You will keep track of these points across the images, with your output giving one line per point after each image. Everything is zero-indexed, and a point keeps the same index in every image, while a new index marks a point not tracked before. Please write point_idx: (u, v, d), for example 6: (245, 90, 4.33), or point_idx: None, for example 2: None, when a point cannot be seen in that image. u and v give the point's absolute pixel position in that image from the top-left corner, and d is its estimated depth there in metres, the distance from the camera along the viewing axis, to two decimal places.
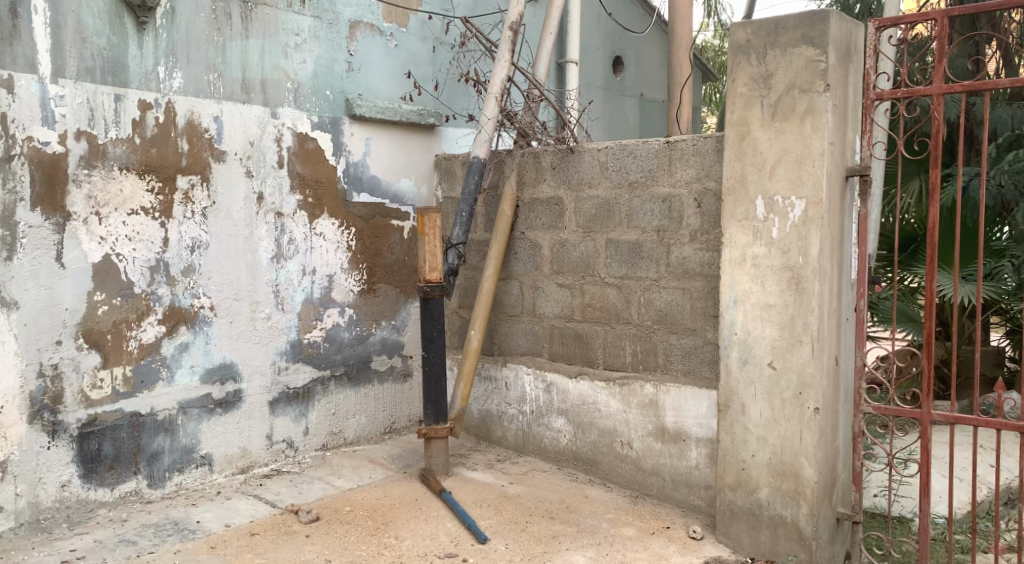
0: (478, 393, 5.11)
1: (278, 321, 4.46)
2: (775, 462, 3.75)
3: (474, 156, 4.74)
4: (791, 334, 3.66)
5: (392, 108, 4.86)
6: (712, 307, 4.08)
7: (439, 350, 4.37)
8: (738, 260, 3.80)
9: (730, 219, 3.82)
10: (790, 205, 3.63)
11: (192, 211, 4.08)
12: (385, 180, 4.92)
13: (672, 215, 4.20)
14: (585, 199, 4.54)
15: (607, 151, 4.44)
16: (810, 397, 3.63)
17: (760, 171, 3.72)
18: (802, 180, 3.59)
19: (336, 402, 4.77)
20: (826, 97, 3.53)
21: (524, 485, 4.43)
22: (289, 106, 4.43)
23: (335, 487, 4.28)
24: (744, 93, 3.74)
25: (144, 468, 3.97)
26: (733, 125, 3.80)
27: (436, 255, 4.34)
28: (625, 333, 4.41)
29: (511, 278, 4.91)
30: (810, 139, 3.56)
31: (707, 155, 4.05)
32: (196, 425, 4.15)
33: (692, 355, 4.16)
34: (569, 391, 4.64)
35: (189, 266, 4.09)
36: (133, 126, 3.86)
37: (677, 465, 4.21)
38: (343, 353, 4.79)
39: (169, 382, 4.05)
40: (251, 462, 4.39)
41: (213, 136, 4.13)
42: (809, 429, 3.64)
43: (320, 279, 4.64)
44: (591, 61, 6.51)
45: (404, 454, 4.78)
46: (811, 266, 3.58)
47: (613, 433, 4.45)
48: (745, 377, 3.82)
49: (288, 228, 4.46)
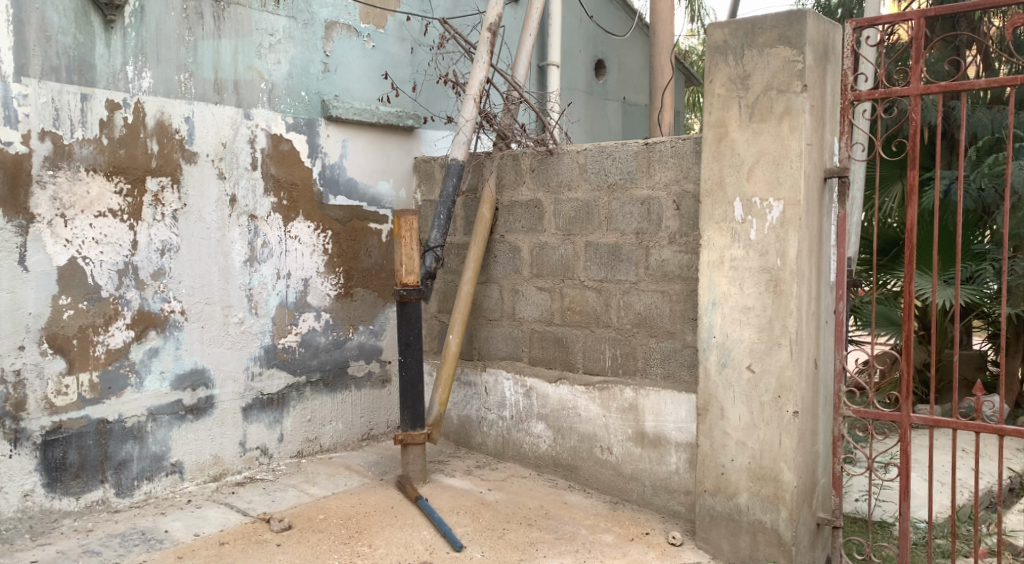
0: (457, 398, 5.04)
1: (252, 326, 4.38)
2: (754, 467, 3.70)
3: (451, 158, 4.66)
4: (770, 337, 3.61)
5: (369, 110, 4.80)
6: (691, 310, 4.03)
7: (416, 355, 4.30)
8: (716, 262, 3.75)
9: (707, 220, 3.77)
10: (768, 206, 3.58)
11: (162, 213, 4.00)
12: (362, 183, 4.86)
13: (651, 217, 4.15)
14: (564, 201, 4.49)
15: (586, 153, 4.38)
16: (789, 401, 3.58)
17: (738, 172, 3.67)
18: (780, 181, 3.54)
19: (311, 408, 4.69)
20: (804, 97, 3.48)
21: (502, 491, 4.36)
22: (262, 107, 4.36)
23: (309, 494, 4.20)
24: (722, 94, 3.69)
25: (111, 476, 3.88)
26: (710, 127, 3.75)
27: (412, 258, 4.27)
28: (605, 337, 4.35)
29: (490, 282, 4.85)
30: (787, 140, 3.52)
31: (685, 157, 4.01)
32: (165, 432, 4.07)
33: (671, 359, 4.10)
34: (549, 396, 4.58)
35: (159, 270, 4.01)
36: (100, 126, 3.78)
37: (656, 470, 4.15)
38: (319, 359, 4.72)
39: (138, 388, 3.97)
40: (224, 470, 4.31)
41: (184, 137, 4.06)
42: (788, 432, 3.59)
43: (295, 283, 4.57)
44: (573, 64, 6.47)
45: (381, 461, 4.71)
46: (789, 268, 3.53)
47: (593, 438, 4.39)
48: (724, 381, 3.77)
49: (261, 231, 4.39)
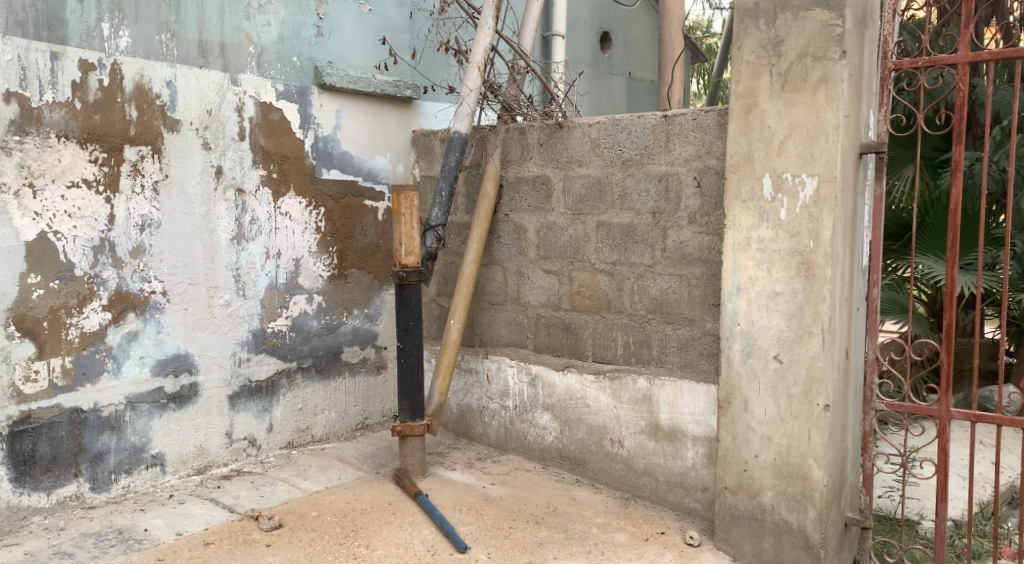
0: (457, 387, 4.77)
1: (238, 309, 4.08)
2: (781, 464, 3.42)
3: (453, 131, 4.35)
4: (800, 324, 3.34)
5: (365, 78, 4.49)
6: (712, 296, 3.76)
7: (416, 341, 4.03)
8: (742, 244, 3.46)
9: (733, 199, 3.48)
10: (800, 183, 3.30)
11: (142, 185, 3.70)
12: (357, 157, 4.56)
13: (669, 195, 3.87)
14: (574, 178, 4.20)
15: (599, 127, 4.09)
16: (820, 394, 3.31)
17: (768, 146, 3.38)
18: (814, 156, 3.27)
19: (302, 396, 4.40)
20: (842, 65, 3.20)
21: (507, 486, 4.09)
22: (250, 72, 4.05)
23: (301, 489, 3.91)
24: (751, 61, 3.40)
25: (86, 470, 3.59)
26: (739, 97, 3.45)
27: (413, 237, 3.98)
28: (617, 323, 4.08)
29: (493, 264, 4.56)
30: (822, 111, 3.24)
31: (708, 131, 3.72)
32: (146, 422, 3.78)
33: (689, 348, 3.84)
34: (555, 386, 4.32)
35: (138, 247, 3.71)
36: (73, 89, 3.47)
37: (671, 465, 3.89)
38: (312, 344, 4.43)
39: (115, 375, 3.67)
40: (209, 462, 4.02)
41: (165, 102, 3.75)
42: (818, 428, 3.33)
43: (285, 263, 4.27)
44: (577, 35, 6.16)
45: (376, 452, 4.43)
46: (823, 251, 3.26)
47: (603, 430, 4.13)
48: (748, 371, 3.49)
49: (249, 207, 4.09)
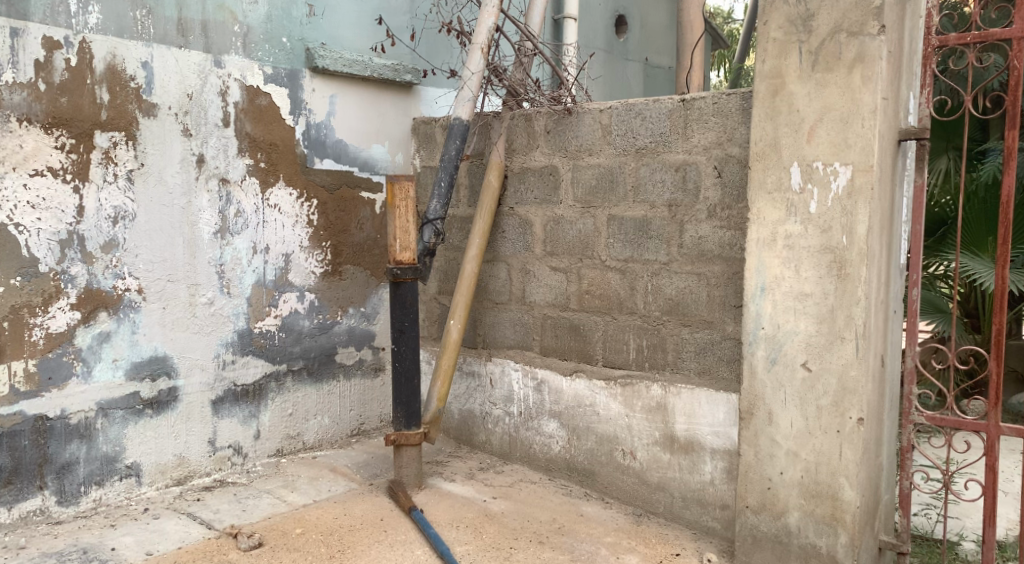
0: (459, 391, 4.48)
1: (222, 308, 3.81)
2: (808, 483, 3.09)
3: (455, 118, 4.05)
4: (831, 329, 3.02)
5: (361, 61, 4.20)
6: (733, 297, 3.44)
7: (411, 343, 3.73)
8: (768, 239, 3.13)
9: (758, 190, 3.15)
10: (832, 173, 2.98)
11: (114, 173, 3.43)
12: (352, 145, 4.26)
13: (687, 186, 3.55)
14: (584, 168, 3.89)
15: (611, 113, 3.77)
16: (853, 406, 2.98)
17: (796, 131, 3.05)
18: (848, 142, 2.94)
19: (293, 401, 4.12)
20: (881, 41, 2.87)
21: (509, 500, 3.80)
22: (235, 54, 3.76)
23: (286, 503, 3.63)
24: (778, 38, 3.07)
25: (52, 482, 3.33)
26: (764, 78, 3.12)
27: (408, 232, 3.68)
28: (629, 325, 3.77)
29: (498, 261, 4.26)
30: (857, 92, 2.91)
31: (730, 116, 3.40)
32: (119, 429, 3.51)
33: (707, 353, 3.52)
34: (563, 391, 4.01)
35: (111, 240, 3.44)
36: (36, 69, 3.20)
37: (688, 480, 3.58)
38: (303, 345, 4.14)
39: (85, 379, 3.40)
40: (189, 472, 3.75)
41: (140, 85, 3.48)
42: (851, 444, 3.00)
43: (274, 259, 3.99)
44: (591, 18, 5.85)
45: (371, 461, 4.14)
46: (857, 248, 2.94)
47: (613, 440, 3.82)
48: (773, 380, 3.16)
49: (234, 199, 3.81)
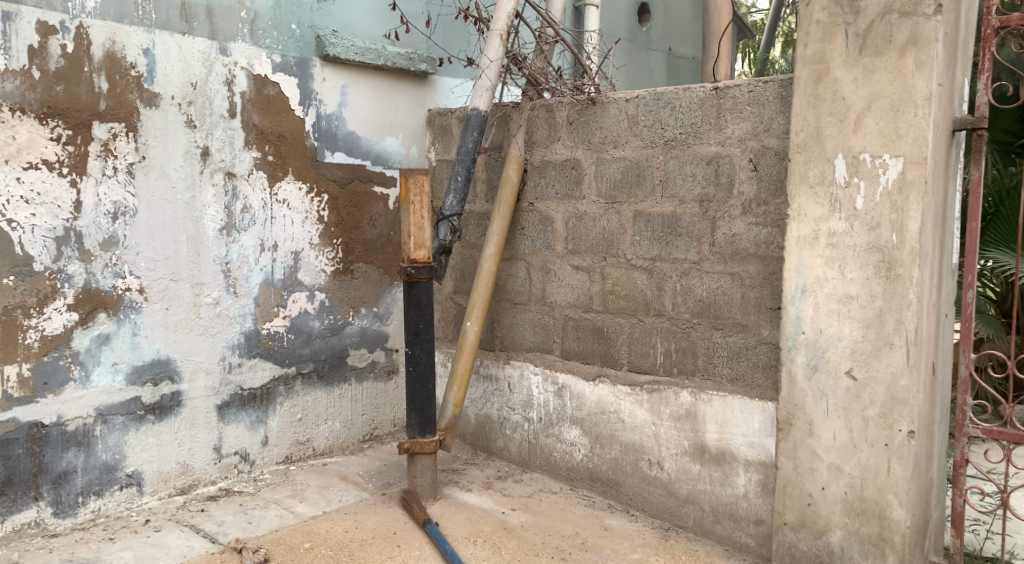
0: (476, 395, 4.28)
1: (228, 308, 3.62)
2: (853, 500, 2.88)
3: (472, 109, 3.84)
4: (878, 335, 2.80)
5: (374, 50, 4.00)
6: (769, 299, 3.22)
7: (426, 347, 3.53)
8: (810, 237, 2.92)
9: (798, 184, 2.94)
10: (881, 166, 2.76)
11: (114, 167, 3.25)
12: (364, 138, 4.07)
13: (719, 180, 3.33)
14: (608, 161, 3.68)
15: (638, 102, 3.56)
16: (902, 418, 2.76)
17: (841, 121, 2.83)
18: (899, 132, 2.72)
19: (303, 405, 3.94)
20: (936, 22, 2.64)
21: (528, 512, 3.60)
22: (242, 41, 3.58)
23: (294, 514, 3.44)
24: (822, 20, 2.85)
25: (47, 493, 3.16)
26: (806, 64, 2.90)
27: (423, 229, 3.48)
28: (657, 328, 3.56)
29: (517, 259, 4.06)
30: (910, 78, 2.69)
31: (767, 105, 3.18)
32: (119, 437, 3.33)
33: (741, 359, 3.30)
34: (585, 397, 3.81)
35: (111, 237, 3.26)
36: (31, 55, 3.02)
37: (720, 493, 3.37)
38: (313, 347, 3.95)
39: (83, 384, 3.22)
40: (193, 481, 3.57)
41: (142, 73, 3.30)
42: (900, 458, 2.78)
43: (283, 257, 3.80)
44: (614, 5, 5.64)
45: (384, 469, 3.95)
46: (908, 247, 2.72)
47: (639, 449, 3.61)
48: (814, 389, 2.95)
49: (241, 193, 3.62)
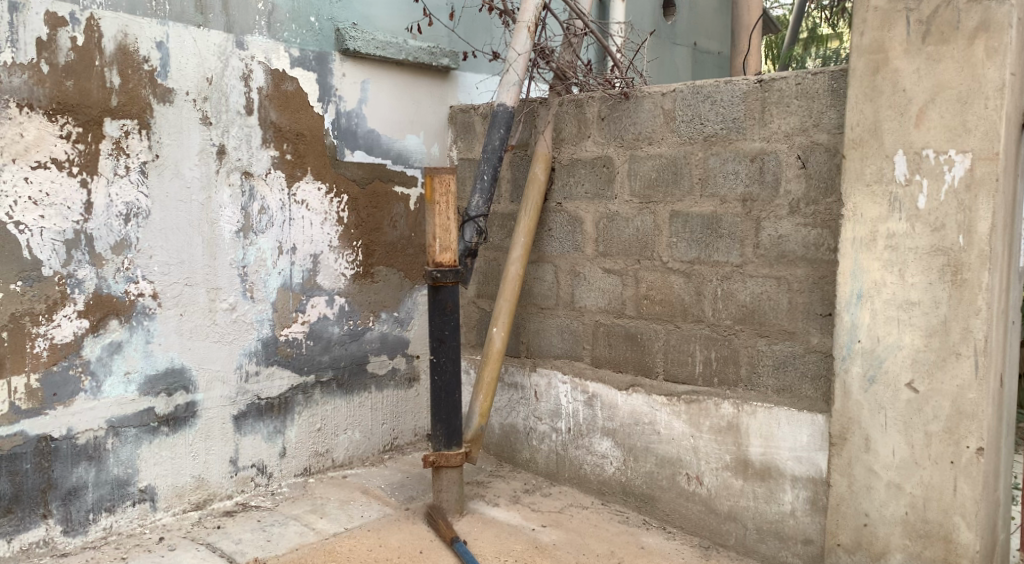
0: (501, 404, 4.11)
1: (245, 314, 3.46)
2: (914, 521, 2.70)
3: (499, 104, 3.66)
4: (943, 344, 2.62)
5: (396, 43, 3.83)
6: (818, 304, 3.04)
7: (452, 355, 3.36)
8: (866, 239, 2.74)
9: (854, 182, 2.75)
10: (946, 162, 2.58)
11: (126, 166, 3.08)
12: (385, 136, 3.90)
13: (764, 178, 3.15)
14: (643, 159, 3.50)
15: (676, 96, 3.38)
16: (970, 433, 2.58)
17: (902, 115, 2.64)
18: (967, 126, 2.53)
19: (322, 415, 3.77)
20: (1010, 6, 2.46)
21: (560, 529, 3.42)
22: (259, 34, 3.41)
23: (315, 531, 3.27)
24: (881, 6, 2.67)
25: (56, 510, 2.99)
26: (863, 54, 2.72)
27: (449, 231, 3.30)
28: (695, 335, 3.37)
29: (544, 262, 3.88)
30: (980, 68, 2.50)
31: (816, 98, 3.00)
32: (131, 450, 3.17)
33: (787, 369, 3.12)
34: (618, 407, 3.62)
35: (123, 240, 3.10)
36: (38, 48, 2.86)
37: (764, 510, 3.18)
38: (332, 354, 3.78)
39: (94, 395, 3.06)
40: (209, 496, 3.40)
41: (155, 68, 3.14)
42: (967, 477, 2.60)
43: (301, 259, 3.63)
44: None
45: (407, 482, 3.77)
46: (976, 250, 2.54)
47: (676, 463, 3.43)
48: (871, 402, 2.77)
49: (259, 194, 3.46)
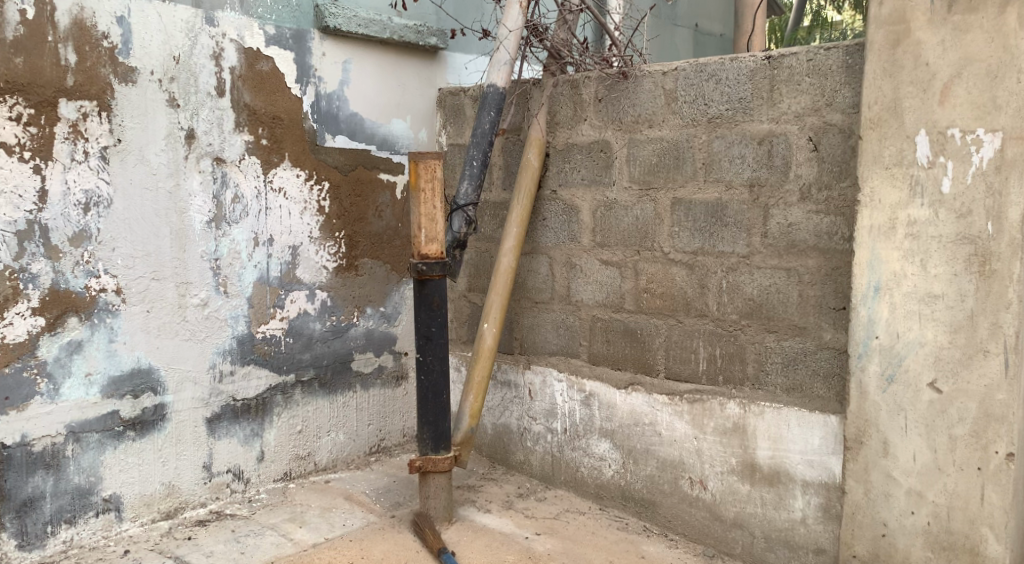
0: (493, 403, 3.89)
1: (218, 310, 3.24)
2: (937, 532, 2.50)
3: (489, 85, 3.44)
4: (969, 340, 2.40)
5: (379, 21, 3.60)
6: (831, 297, 2.82)
7: (439, 353, 3.14)
8: (885, 227, 2.52)
9: (871, 164, 2.53)
10: (974, 142, 2.36)
11: (84, 151, 2.86)
12: (369, 120, 3.67)
13: (772, 162, 2.93)
14: (642, 143, 3.28)
15: (677, 75, 3.15)
16: (999, 437, 2.37)
17: (925, 91, 2.42)
18: (997, 102, 2.32)
19: (302, 416, 3.55)
20: None
21: (555, 537, 3.21)
22: (230, 9, 3.18)
23: (293, 542, 3.06)
24: None
25: (11, 523, 2.78)
26: (881, 24, 2.50)
27: (435, 220, 3.08)
28: (698, 330, 3.15)
29: (538, 253, 3.66)
30: (1012, 39, 2.28)
31: (829, 75, 2.78)
32: (94, 457, 2.95)
33: (798, 366, 2.91)
34: (617, 407, 3.41)
35: (82, 231, 2.87)
36: None
37: (773, 517, 2.97)
38: (313, 352, 3.56)
39: (51, 398, 2.84)
40: (180, 504, 3.19)
41: (116, 45, 2.91)
42: (995, 484, 2.39)
43: (279, 251, 3.41)
44: None
45: (393, 487, 3.56)
46: (1007, 238, 2.33)
47: (678, 466, 3.22)
48: (890, 403, 2.55)
49: (232, 181, 3.24)
